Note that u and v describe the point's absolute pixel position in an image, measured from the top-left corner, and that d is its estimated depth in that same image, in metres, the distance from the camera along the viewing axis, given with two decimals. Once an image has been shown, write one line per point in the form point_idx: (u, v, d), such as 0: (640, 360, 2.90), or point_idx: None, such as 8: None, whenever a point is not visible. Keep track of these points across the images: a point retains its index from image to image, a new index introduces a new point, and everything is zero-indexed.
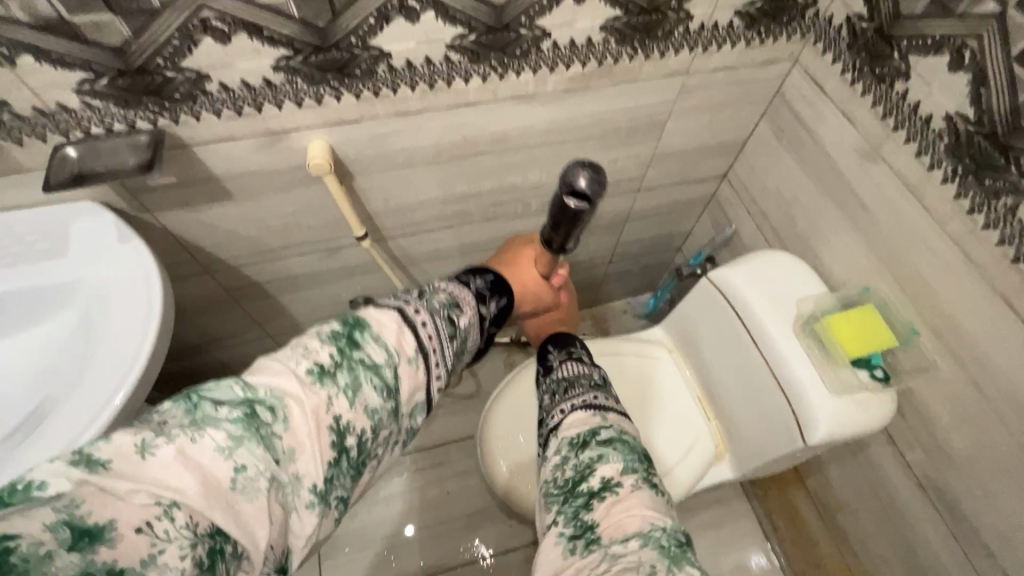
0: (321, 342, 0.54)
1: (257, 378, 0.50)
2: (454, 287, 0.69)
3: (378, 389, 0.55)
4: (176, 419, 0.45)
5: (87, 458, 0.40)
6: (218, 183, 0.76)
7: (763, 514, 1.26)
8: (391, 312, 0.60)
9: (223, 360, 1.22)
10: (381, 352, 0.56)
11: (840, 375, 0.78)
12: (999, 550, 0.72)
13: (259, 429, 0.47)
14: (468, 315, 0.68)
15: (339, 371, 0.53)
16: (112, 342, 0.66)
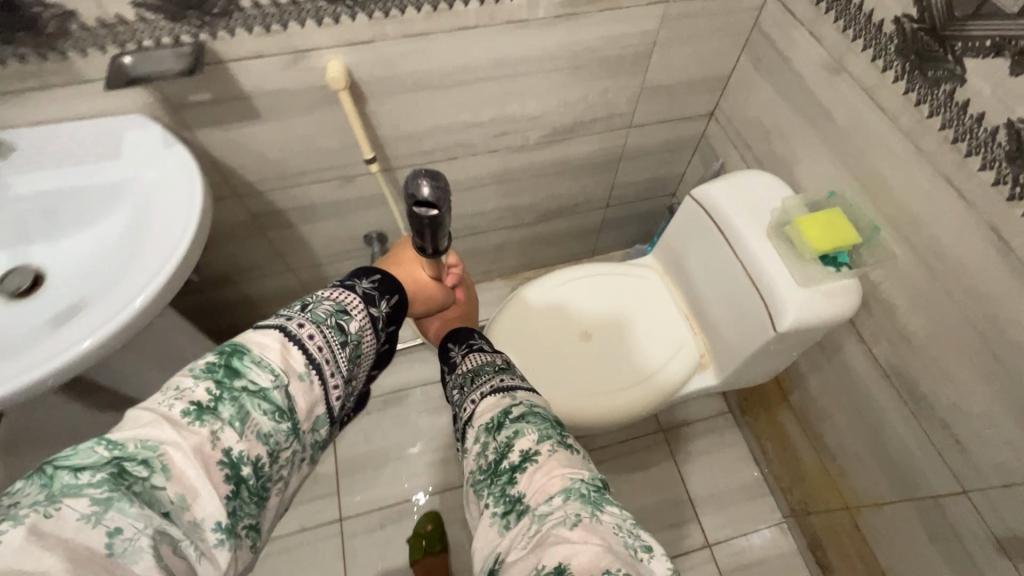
0: (194, 380, 0.48)
1: (124, 432, 0.44)
2: (339, 292, 0.60)
3: (269, 412, 0.50)
4: (27, 498, 0.38)
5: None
6: (249, 102, 0.86)
7: (752, 439, 1.33)
8: (273, 332, 0.54)
9: (249, 293, 1.32)
10: (267, 375, 0.50)
11: (808, 270, 0.85)
12: (950, 421, 0.78)
13: (132, 485, 0.41)
14: (362, 319, 0.60)
15: (219, 405, 0.48)
16: (161, 232, 0.77)
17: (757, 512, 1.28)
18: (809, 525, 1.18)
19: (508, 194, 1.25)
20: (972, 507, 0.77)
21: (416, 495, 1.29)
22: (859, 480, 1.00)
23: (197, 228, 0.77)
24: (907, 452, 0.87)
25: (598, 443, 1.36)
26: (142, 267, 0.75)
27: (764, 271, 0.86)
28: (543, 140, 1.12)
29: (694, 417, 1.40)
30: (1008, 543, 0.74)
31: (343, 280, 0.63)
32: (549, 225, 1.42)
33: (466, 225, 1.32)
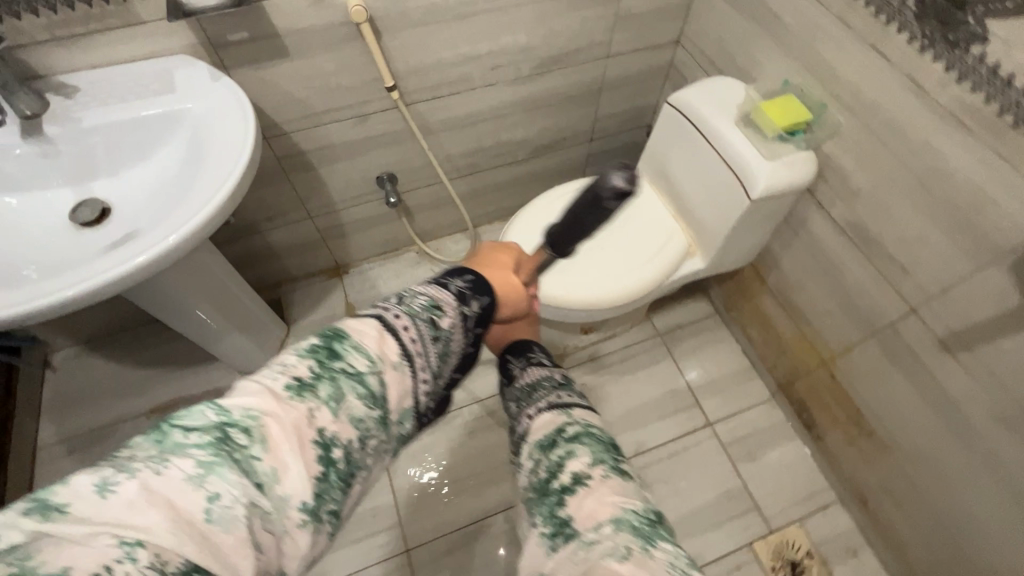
0: (298, 358, 0.47)
1: (229, 400, 0.42)
2: (435, 290, 0.60)
3: (365, 399, 0.48)
4: (144, 452, 0.38)
5: (43, 506, 0.33)
6: (279, 40, 0.97)
7: (739, 331, 1.50)
8: (373, 320, 0.52)
9: (272, 243, 1.43)
10: (364, 361, 0.49)
11: (770, 146, 1.02)
12: (897, 254, 0.95)
13: (234, 454, 0.39)
14: (454, 316, 0.59)
15: (319, 384, 0.46)
16: (219, 152, 0.87)
17: (749, 393, 1.45)
18: (794, 392, 1.35)
19: (503, 129, 1.39)
20: (920, 322, 0.95)
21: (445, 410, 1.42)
22: (832, 335, 1.17)
23: (251, 147, 0.87)
24: (867, 293, 1.04)
25: (604, 351, 1.51)
26: (205, 184, 0.86)
27: (737, 154, 1.02)
28: (533, 72, 1.26)
29: (685, 321, 1.56)
30: (949, 341, 0.91)
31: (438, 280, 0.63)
32: (540, 161, 1.56)
33: (467, 163, 1.45)
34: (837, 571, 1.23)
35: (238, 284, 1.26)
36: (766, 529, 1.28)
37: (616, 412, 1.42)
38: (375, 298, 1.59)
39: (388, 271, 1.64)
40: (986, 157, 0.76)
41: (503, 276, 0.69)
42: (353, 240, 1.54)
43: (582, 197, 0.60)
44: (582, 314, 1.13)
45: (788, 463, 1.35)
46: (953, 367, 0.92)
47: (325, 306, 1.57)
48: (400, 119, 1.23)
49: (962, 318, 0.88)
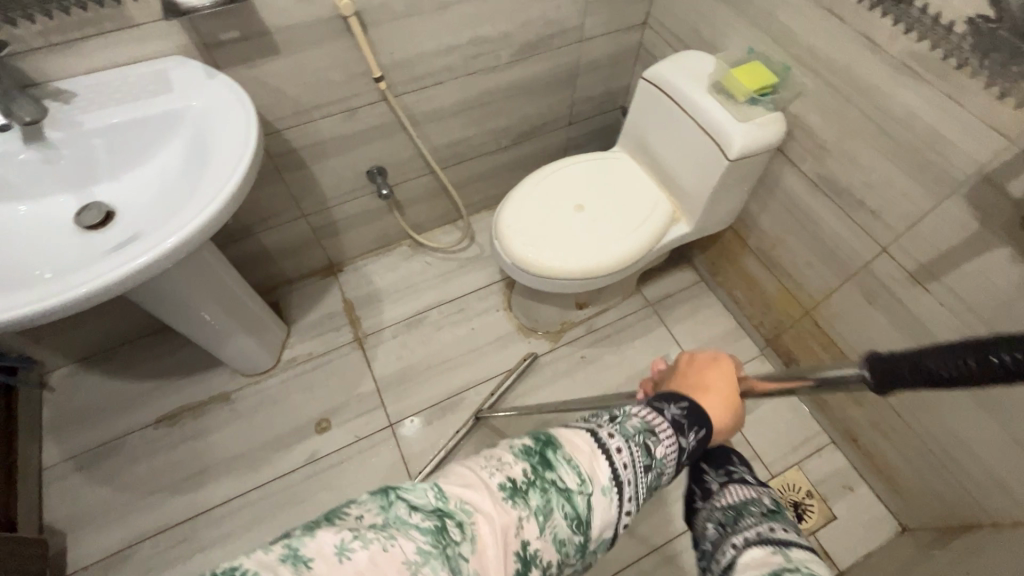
0: (515, 459, 0.50)
1: (450, 485, 0.47)
2: (647, 409, 0.56)
3: (568, 519, 0.48)
4: (371, 519, 0.43)
5: (294, 555, 0.39)
6: (270, 37, 1.00)
7: (725, 295, 1.58)
8: (583, 434, 0.52)
9: (267, 244, 1.44)
10: (574, 477, 0.49)
11: (742, 109, 1.09)
12: (866, 199, 1.03)
13: (447, 547, 0.43)
14: (668, 446, 0.53)
15: (531, 491, 0.48)
16: (222, 148, 0.90)
17: (740, 351, 1.52)
18: (781, 345, 1.43)
19: (486, 117, 1.44)
20: (891, 260, 1.03)
21: (453, 394, 1.46)
22: (813, 284, 1.25)
23: (255, 141, 0.89)
24: (841, 240, 1.12)
25: (600, 325, 1.57)
26: (210, 180, 0.88)
27: (713, 120, 1.09)
28: (512, 59, 1.31)
29: (674, 290, 1.63)
30: (918, 274, 1.00)
31: (650, 401, 0.58)
32: (522, 148, 1.61)
33: (453, 153, 1.49)
34: (836, 507, 1.31)
35: (237, 283, 1.27)
36: (768, 474, 1.35)
37: (617, 381, 1.48)
38: (372, 293, 1.61)
39: (382, 265, 1.66)
40: (937, 99, 0.85)
41: (724, 403, 0.59)
42: (346, 237, 1.57)
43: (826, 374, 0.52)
44: (578, 283, 1.19)
45: (782, 413, 1.43)
46: (925, 297, 1.00)
47: (323, 304, 1.58)
48: (388, 112, 1.27)
49: (928, 251, 0.96)
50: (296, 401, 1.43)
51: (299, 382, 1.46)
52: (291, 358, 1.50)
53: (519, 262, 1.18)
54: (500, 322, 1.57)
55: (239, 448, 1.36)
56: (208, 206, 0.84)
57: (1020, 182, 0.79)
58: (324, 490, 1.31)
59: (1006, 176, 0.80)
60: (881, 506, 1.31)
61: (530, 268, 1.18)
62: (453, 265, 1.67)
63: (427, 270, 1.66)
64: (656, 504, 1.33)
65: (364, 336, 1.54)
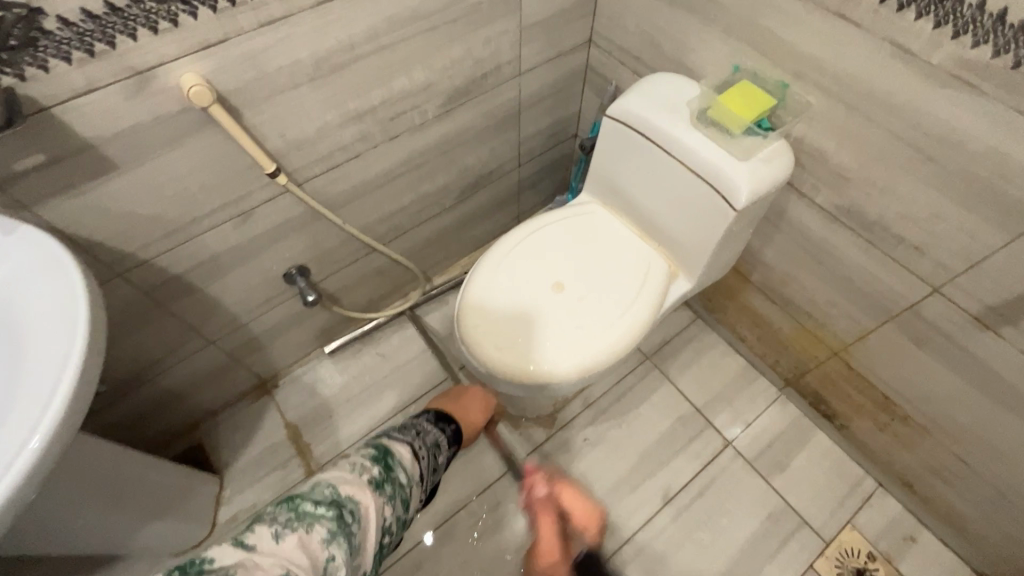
0: (368, 463, 0.70)
1: (342, 483, 0.65)
2: (438, 428, 0.88)
3: (403, 502, 0.71)
4: (285, 518, 0.58)
5: (241, 542, 0.54)
6: (97, 152, 0.70)
7: (728, 332, 1.38)
8: (407, 448, 0.77)
9: (170, 386, 1.13)
10: (405, 475, 0.73)
11: (740, 142, 0.87)
12: (906, 234, 0.84)
13: (345, 528, 0.59)
14: (446, 454, 0.87)
15: (384, 485, 0.69)
16: (47, 340, 0.59)
17: (757, 395, 1.33)
18: (805, 385, 1.25)
19: (420, 180, 1.17)
20: (947, 301, 0.85)
21: (441, 520, 1.18)
22: (840, 325, 1.06)
23: (90, 321, 0.58)
24: (875, 278, 0.93)
25: (596, 394, 1.34)
26: (29, 393, 0.56)
27: (707, 161, 0.87)
28: (439, 111, 1.05)
29: (670, 335, 1.42)
30: (986, 317, 0.81)
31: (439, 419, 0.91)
32: (469, 204, 1.36)
33: (388, 228, 1.22)
34: (903, 566, 1.14)
35: (135, 464, 0.95)
36: (821, 543, 1.17)
37: (629, 461, 1.26)
38: (319, 408, 1.32)
39: (326, 369, 1.37)
40: (1003, 116, 0.65)
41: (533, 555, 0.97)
42: (273, 349, 1.27)
43: None
44: (578, 383, 0.94)
45: (819, 461, 1.25)
46: (996, 343, 0.82)
47: (260, 436, 1.28)
48: (293, 204, 0.98)
49: (998, 293, 0.78)
50: None
51: None
52: (230, 517, 1.19)
53: (500, 372, 0.92)
54: None
55: None
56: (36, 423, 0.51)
57: None
58: None
59: None
60: (949, 553, 1.15)
61: (513, 375, 0.92)
62: (412, 353, 1.40)
63: (382, 366, 1.38)
64: None
65: (318, 467, 1.24)
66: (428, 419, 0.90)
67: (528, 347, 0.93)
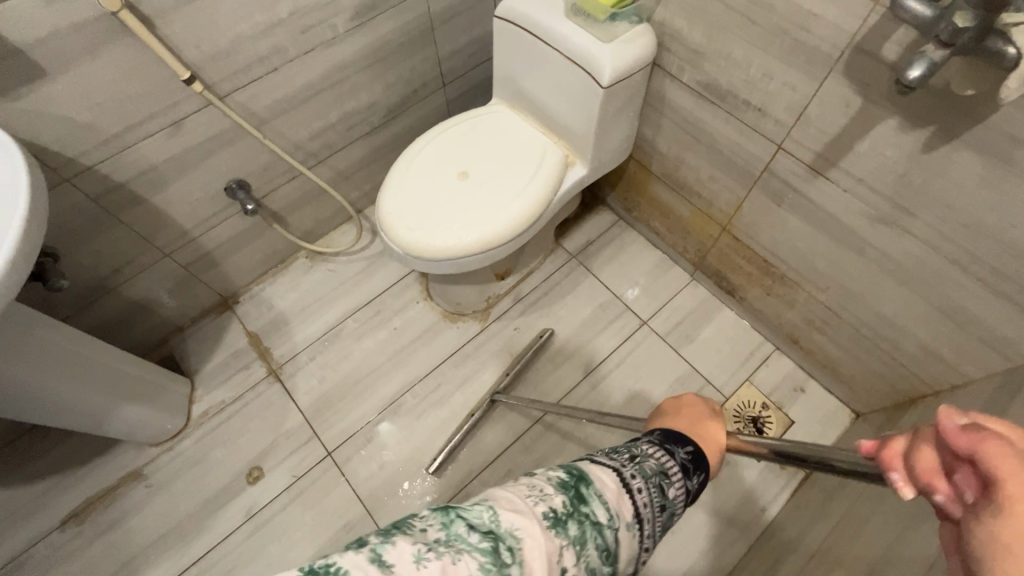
0: (553, 491, 0.50)
1: (503, 510, 0.47)
2: (660, 453, 0.54)
3: (601, 551, 0.49)
4: (434, 534, 0.45)
5: (379, 557, 0.41)
6: (25, 58, 0.81)
7: (645, 228, 1.51)
8: (612, 476, 0.52)
9: (134, 296, 1.26)
10: (606, 513, 0.49)
11: (606, 29, 0.99)
12: (750, 97, 0.96)
13: (502, 572, 0.43)
14: (678, 491, 0.53)
15: (569, 522, 0.48)
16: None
17: (670, 282, 1.48)
18: (708, 266, 1.39)
19: (343, 97, 1.28)
20: (788, 155, 0.98)
21: (389, 402, 1.35)
22: (722, 199, 1.19)
23: (31, 198, 0.70)
24: (738, 146, 1.06)
25: (527, 290, 1.48)
26: None
27: (577, 46, 0.98)
28: (350, 25, 1.15)
29: (595, 235, 1.55)
30: (817, 164, 0.94)
31: (664, 436, 0.57)
32: (398, 124, 1.46)
33: (320, 146, 1.33)
34: (792, 411, 1.31)
35: (97, 349, 1.09)
36: (723, 398, 1.33)
37: (556, 344, 1.41)
38: (276, 318, 1.46)
39: (282, 285, 1.50)
40: None
41: None
42: (228, 265, 1.39)
43: None
44: (481, 255, 1.08)
45: (722, 332, 1.41)
46: (827, 187, 0.96)
47: (224, 344, 1.42)
48: (221, 117, 1.10)
49: (821, 139, 0.91)
50: (219, 458, 1.29)
51: (217, 435, 1.31)
52: (203, 412, 1.34)
53: (412, 249, 1.06)
54: (422, 314, 1.46)
55: (166, 526, 1.21)
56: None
57: (892, 45, 0.73)
58: (271, 543, 1.20)
59: (878, 42, 0.75)
60: (832, 399, 1.32)
61: (423, 251, 1.05)
62: (358, 266, 1.53)
63: (332, 279, 1.51)
64: None
65: (279, 366, 1.40)
66: (651, 434, 0.58)
67: (435, 226, 1.06)
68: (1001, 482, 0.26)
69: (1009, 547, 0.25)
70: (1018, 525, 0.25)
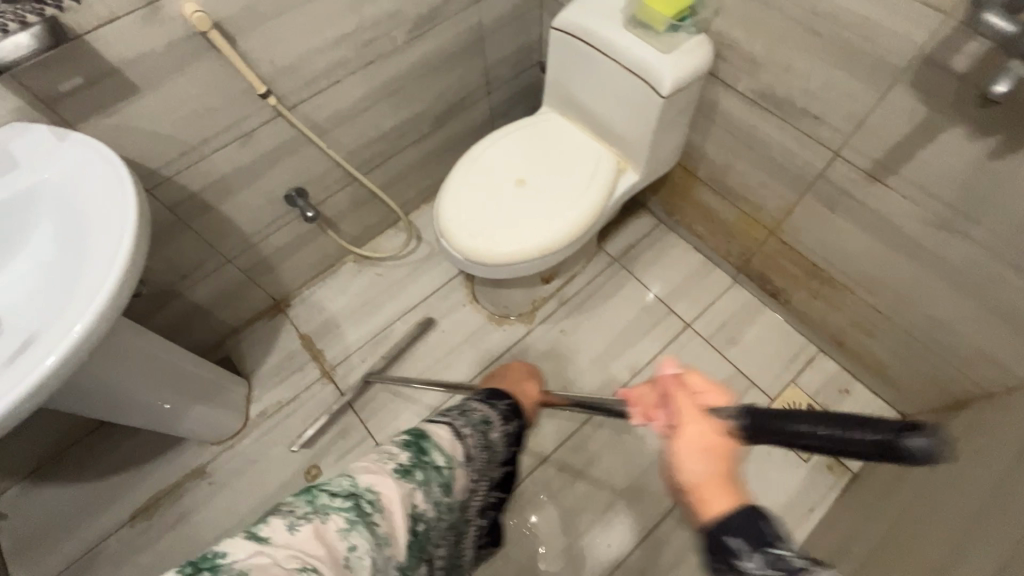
0: (400, 450, 0.74)
1: (360, 476, 0.69)
2: (485, 407, 0.93)
3: (440, 486, 0.75)
4: (300, 510, 0.63)
5: (257, 534, 0.59)
6: (122, 76, 0.85)
7: (687, 232, 1.54)
8: (445, 429, 0.81)
9: (197, 301, 1.31)
10: (443, 458, 0.76)
11: (664, 39, 1.01)
12: (808, 106, 0.98)
13: (364, 518, 0.64)
14: (497, 429, 0.91)
15: (413, 471, 0.72)
16: (101, 230, 0.74)
17: (712, 285, 1.50)
18: (752, 269, 1.41)
19: (398, 106, 1.31)
20: (845, 162, 1.00)
21: (440, 403, 1.39)
22: (771, 204, 1.22)
23: (137, 219, 0.73)
24: (791, 154, 1.08)
25: (571, 294, 1.51)
26: (96, 252, 0.72)
27: (637, 57, 1.01)
28: (408, 38, 1.19)
29: (636, 239, 1.57)
30: (875, 171, 0.96)
31: (489, 398, 0.97)
32: (445, 131, 1.50)
33: (374, 154, 1.37)
34: None
35: (170, 351, 1.13)
36: (768, 400, 1.35)
37: (601, 346, 1.44)
38: (327, 321, 1.50)
39: (332, 289, 1.54)
40: None
41: (695, 485, 0.47)
42: (283, 270, 1.44)
43: (766, 423, 0.46)
44: (539, 261, 1.11)
45: (766, 334, 1.43)
46: (885, 194, 0.97)
47: (278, 346, 1.47)
48: (287, 128, 1.14)
49: (881, 147, 0.93)
50: (277, 456, 1.33)
51: (275, 434, 1.36)
52: (260, 412, 1.39)
53: (474, 256, 1.09)
54: (468, 317, 1.49)
55: (229, 521, 1.26)
56: (102, 285, 0.68)
57: (961, 57, 0.75)
58: None
59: (947, 53, 0.76)
60: (878, 401, 1.33)
61: (485, 258, 1.08)
62: (405, 270, 1.56)
63: (380, 283, 1.55)
64: (668, 455, 1.30)
65: (331, 367, 1.44)
66: (479, 398, 0.96)
67: (496, 233, 1.09)
68: (681, 416, 0.50)
69: (682, 448, 0.48)
70: (686, 436, 0.49)
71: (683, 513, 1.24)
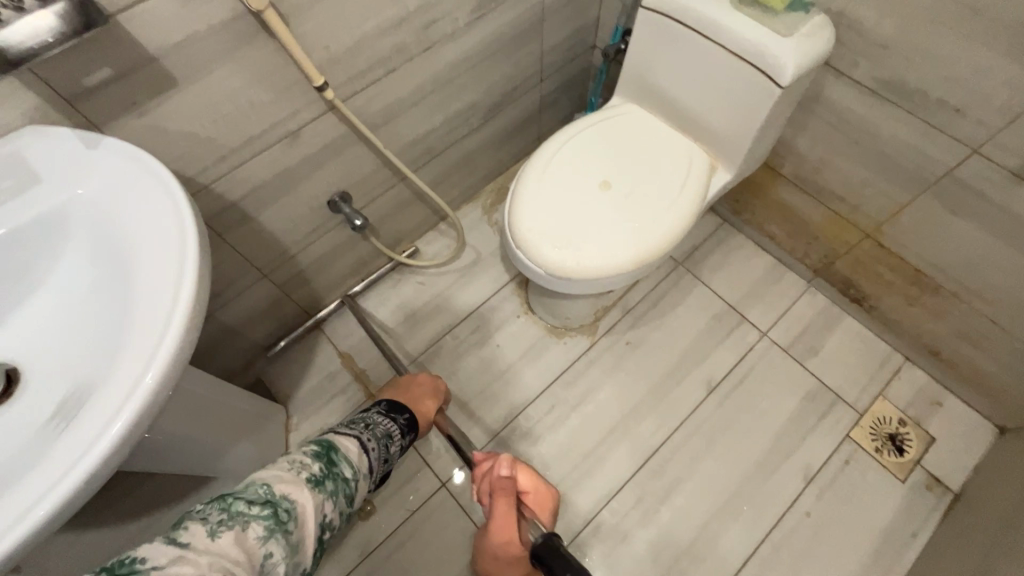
0: (311, 460, 0.70)
1: (276, 483, 0.62)
2: (388, 421, 0.93)
3: (346, 497, 0.73)
4: (215, 516, 0.55)
5: (172, 540, 0.50)
6: (160, 66, 0.70)
7: (756, 233, 1.42)
8: (353, 442, 0.80)
9: (229, 321, 1.16)
10: (350, 470, 0.75)
11: (782, 22, 0.88)
12: (946, 96, 0.86)
13: (281, 526, 0.58)
14: (396, 443, 0.92)
15: (325, 481, 0.69)
16: (151, 261, 0.58)
17: (786, 289, 1.39)
18: (834, 273, 1.31)
19: (451, 98, 1.17)
20: (985, 160, 0.88)
21: (500, 425, 1.26)
22: (872, 205, 1.10)
23: (197, 246, 0.58)
24: (911, 149, 0.97)
25: (635, 302, 1.39)
26: (146, 291, 0.57)
27: (750, 43, 0.88)
28: (469, 19, 1.04)
29: (700, 240, 1.46)
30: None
31: (389, 411, 0.97)
32: (494, 125, 1.35)
33: (421, 151, 1.22)
34: (932, 428, 1.23)
35: (207, 386, 0.98)
36: (856, 414, 1.25)
37: (671, 358, 1.32)
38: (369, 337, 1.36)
39: (371, 301, 1.40)
40: None
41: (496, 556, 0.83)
42: (320, 283, 1.29)
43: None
44: (631, 275, 0.98)
45: (848, 342, 1.32)
46: None
47: (316, 366, 1.32)
48: (337, 125, 0.99)
49: None
50: None
51: None
52: (301, 441, 1.25)
53: (558, 271, 0.96)
54: (524, 330, 1.37)
55: None
56: (160, 334, 0.52)
57: None
58: None
59: None
60: (973, 413, 1.24)
61: (572, 273, 0.95)
62: (450, 279, 1.43)
63: (424, 293, 1.41)
64: (754, 478, 1.20)
65: (377, 389, 1.30)
66: (380, 411, 0.96)
67: (584, 244, 0.96)
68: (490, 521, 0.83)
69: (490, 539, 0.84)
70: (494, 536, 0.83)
71: (776, 541, 1.14)
